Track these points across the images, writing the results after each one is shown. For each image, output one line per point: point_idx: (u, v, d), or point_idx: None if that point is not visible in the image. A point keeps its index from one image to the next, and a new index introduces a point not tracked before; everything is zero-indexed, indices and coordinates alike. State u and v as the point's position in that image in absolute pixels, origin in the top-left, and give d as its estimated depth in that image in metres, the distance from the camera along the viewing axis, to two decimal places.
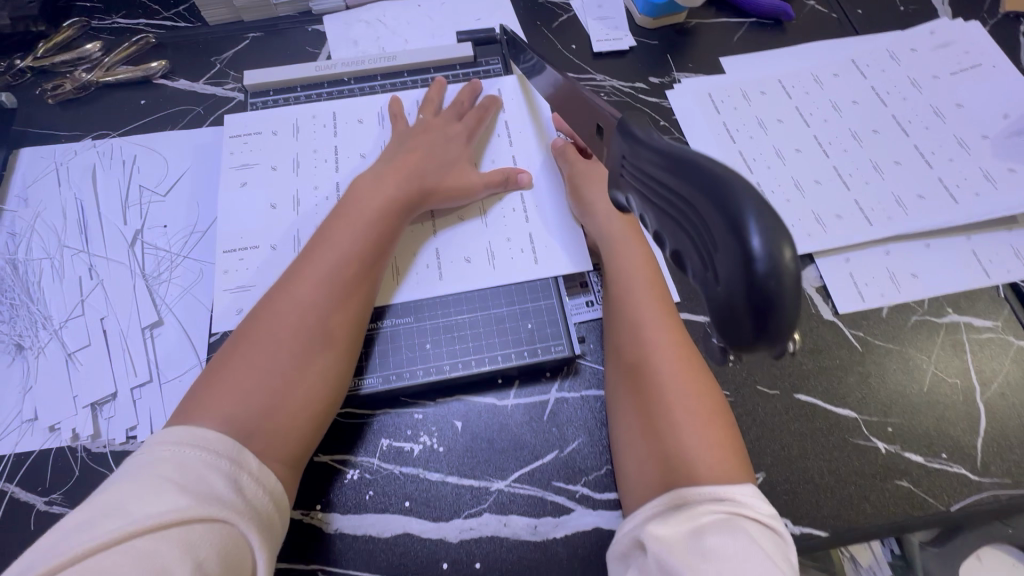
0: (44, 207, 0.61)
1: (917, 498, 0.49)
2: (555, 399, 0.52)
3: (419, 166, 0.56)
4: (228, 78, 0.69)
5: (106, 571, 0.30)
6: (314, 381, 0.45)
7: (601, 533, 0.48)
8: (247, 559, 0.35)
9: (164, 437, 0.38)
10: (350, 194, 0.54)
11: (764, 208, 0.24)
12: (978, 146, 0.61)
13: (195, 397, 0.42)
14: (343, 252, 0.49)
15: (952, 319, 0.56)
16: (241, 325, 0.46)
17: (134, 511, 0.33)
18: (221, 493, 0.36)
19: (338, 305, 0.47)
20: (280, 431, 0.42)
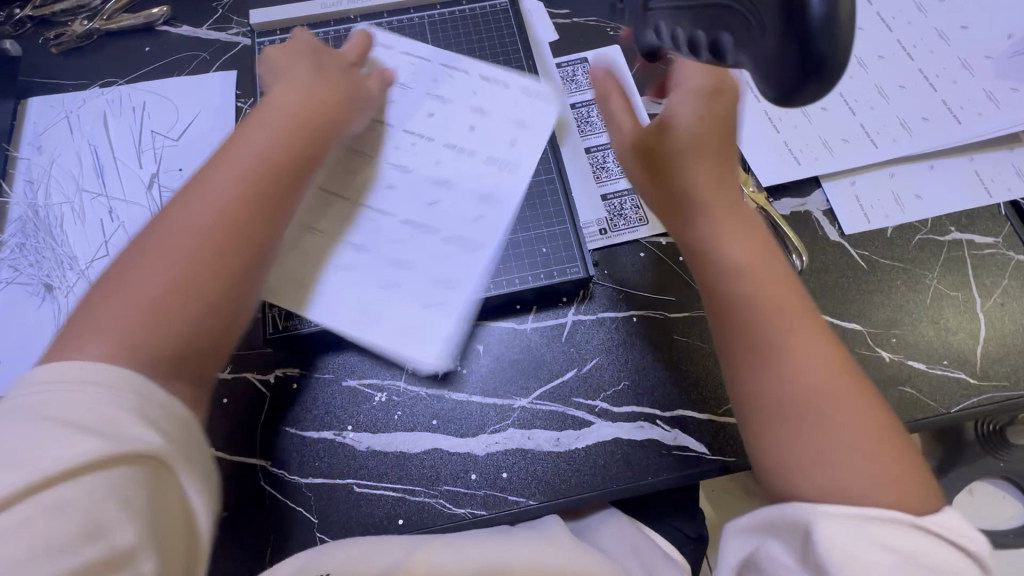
0: (59, 154, 0.61)
1: (920, 402, 0.51)
2: (572, 321, 0.54)
3: (349, 92, 0.52)
4: (232, 22, 0.68)
5: (11, 530, 0.27)
6: (218, 303, 0.38)
7: (619, 443, 0.50)
8: (176, 492, 0.32)
9: (54, 371, 0.32)
10: (264, 106, 0.48)
11: None
12: (982, 66, 0.61)
13: (83, 317, 0.36)
14: (253, 160, 0.43)
15: (954, 236, 0.57)
16: (143, 235, 0.39)
17: (27, 459, 0.28)
18: (128, 429, 0.31)
19: (257, 220, 0.41)
20: (188, 358, 0.37)
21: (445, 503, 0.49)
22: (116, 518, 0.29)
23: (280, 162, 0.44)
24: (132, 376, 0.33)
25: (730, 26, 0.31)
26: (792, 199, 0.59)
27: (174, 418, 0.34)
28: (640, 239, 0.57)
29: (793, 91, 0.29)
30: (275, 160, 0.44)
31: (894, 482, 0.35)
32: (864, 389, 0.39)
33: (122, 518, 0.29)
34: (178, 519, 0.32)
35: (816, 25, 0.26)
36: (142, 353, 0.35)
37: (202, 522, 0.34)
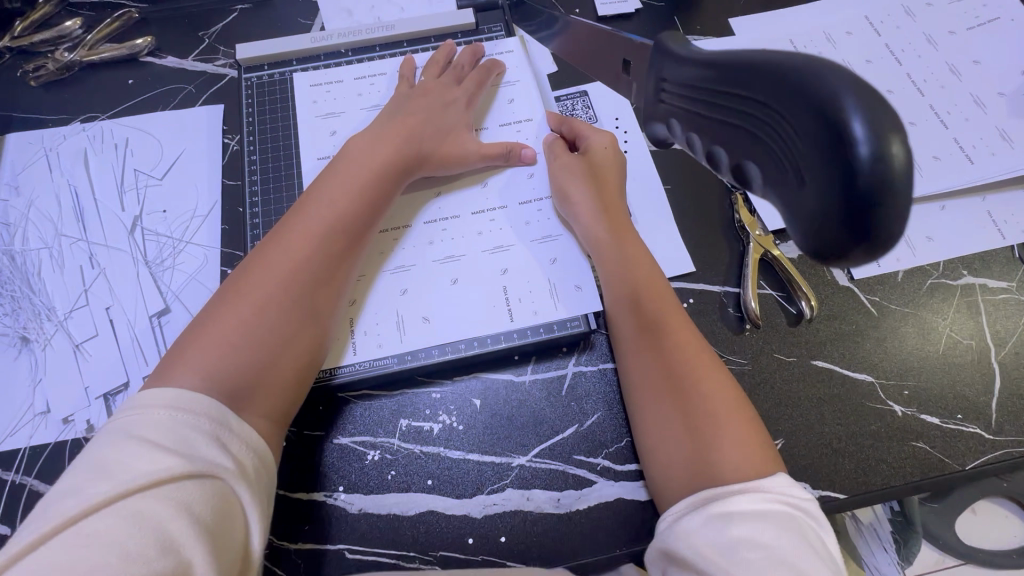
0: (37, 195, 0.58)
1: (933, 459, 0.50)
2: (573, 373, 0.52)
3: (414, 129, 0.55)
4: (219, 53, 0.66)
5: (99, 534, 0.30)
6: (299, 341, 0.45)
7: (622, 504, 0.48)
8: (236, 510, 0.35)
9: (142, 396, 0.37)
10: (342, 156, 0.53)
11: (865, 91, 0.20)
12: (994, 103, 0.59)
13: (176, 353, 0.41)
14: (331, 208, 0.49)
15: (967, 281, 0.55)
16: (234, 274, 0.46)
17: (122, 472, 0.33)
18: (207, 451, 0.35)
19: (324, 263, 0.47)
20: (263, 393, 0.42)
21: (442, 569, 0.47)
22: (180, 530, 0.32)
23: (349, 211, 0.49)
24: (212, 407, 0.38)
25: (756, 153, 0.25)
26: None
27: (235, 442, 0.38)
28: None
29: (828, 257, 0.23)
30: (346, 210, 0.49)
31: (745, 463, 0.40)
32: (749, 409, 0.44)
33: (190, 527, 0.32)
34: (230, 539, 0.34)
35: (869, 185, 0.20)
36: (223, 387, 0.40)
37: (252, 542, 0.36)
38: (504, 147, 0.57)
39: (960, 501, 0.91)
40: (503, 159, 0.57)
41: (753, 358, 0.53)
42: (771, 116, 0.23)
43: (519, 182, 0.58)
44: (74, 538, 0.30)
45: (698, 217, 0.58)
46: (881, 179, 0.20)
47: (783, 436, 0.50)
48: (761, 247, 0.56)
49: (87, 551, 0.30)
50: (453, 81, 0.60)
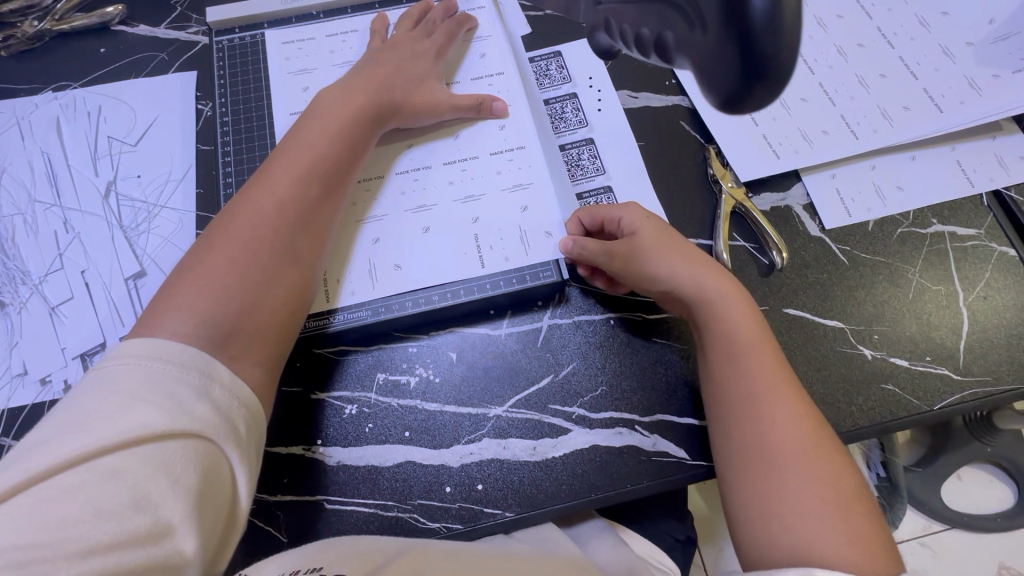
0: (10, 162, 0.58)
1: (902, 400, 0.50)
2: (548, 326, 0.53)
3: (385, 82, 0.55)
4: (190, 20, 0.65)
5: (74, 489, 0.30)
6: (290, 282, 0.45)
7: (598, 450, 0.49)
8: (223, 470, 0.35)
9: (125, 346, 0.37)
10: (314, 106, 0.52)
11: None
12: (962, 53, 0.60)
13: (162, 300, 0.41)
14: (312, 155, 0.49)
15: (936, 229, 0.56)
16: (216, 223, 0.45)
17: (100, 426, 0.32)
18: (192, 410, 0.35)
19: (310, 209, 0.47)
20: (256, 335, 0.42)
21: (419, 517, 0.47)
22: (161, 491, 0.32)
23: (331, 156, 0.49)
24: (198, 355, 0.38)
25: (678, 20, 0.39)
26: (771, 194, 0.58)
27: (222, 398, 0.37)
28: None
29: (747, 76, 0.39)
30: (324, 155, 0.49)
31: (843, 544, 0.38)
32: (842, 463, 0.42)
33: (170, 488, 0.32)
34: (216, 496, 0.35)
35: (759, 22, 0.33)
36: (214, 329, 0.40)
37: (238, 500, 0.37)
38: (475, 101, 0.58)
39: (943, 460, 0.92)
40: (475, 111, 0.58)
41: None
42: None
43: (492, 140, 0.58)
44: (52, 491, 0.30)
45: (672, 172, 0.59)
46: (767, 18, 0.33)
47: None
48: (733, 200, 0.56)
49: (61, 506, 0.30)
50: (424, 35, 0.60)
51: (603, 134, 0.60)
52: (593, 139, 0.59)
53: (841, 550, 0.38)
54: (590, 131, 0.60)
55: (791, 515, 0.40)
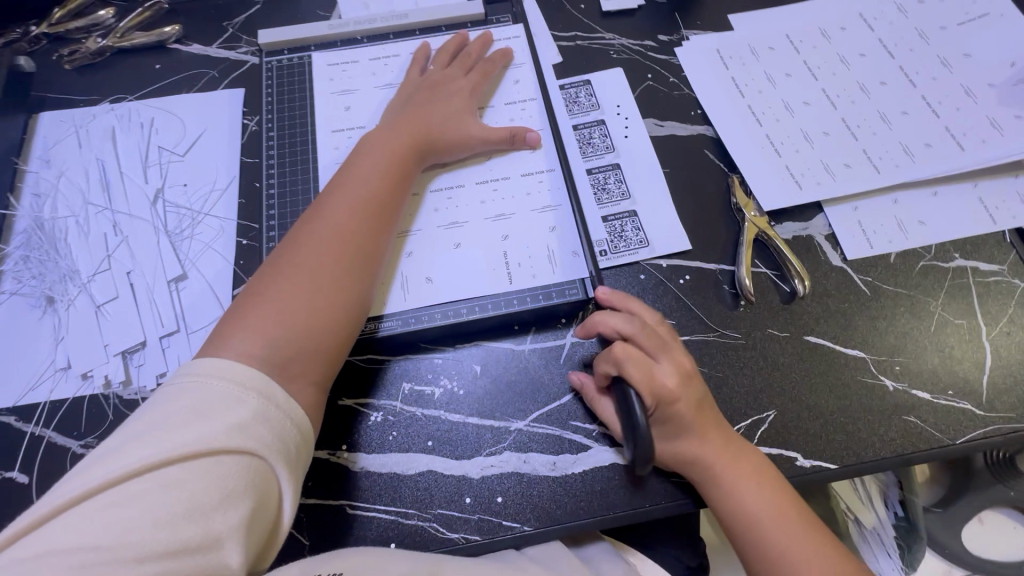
0: (67, 167, 0.62)
1: (923, 432, 0.50)
2: (571, 343, 0.54)
3: (427, 115, 0.58)
4: (241, 42, 0.69)
5: (138, 497, 0.33)
6: (343, 304, 0.47)
7: (617, 468, 0.49)
8: (272, 488, 0.37)
9: (195, 364, 0.40)
10: (366, 143, 0.56)
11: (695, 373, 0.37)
12: (984, 93, 0.62)
13: (227, 324, 0.44)
14: (364, 189, 0.52)
15: (959, 263, 0.57)
16: (277, 253, 0.49)
17: (166, 438, 0.35)
18: (247, 427, 0.37)
19: (364, 234, 0.50)
20: (314, 355, 0.45)
21: (439, 527, 0.48)
22: (214, 504, 0.34)
23: (381, 188, 0.53)
24: (258, 375, 0.40)
25: None
26: (793, 223, 0.59)
27: (275, 416, 0.39)
28: (640, 261, 0.57)
29: None
30: (377, 187, 0.52)
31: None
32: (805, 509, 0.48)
33: (222, 502, 0.34)
34: (264, 512, 0.37)
35: None
36: (277, 350, 0.43)
37: (282, 517, 0.38)
38: (507, 134, 0.59)
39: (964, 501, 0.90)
40: (509, 143, 0.60)
41: (747, 332, 0.54)
42: None
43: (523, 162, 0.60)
44: (120, 497, 0.33)
45: (695, 198, 0.60)
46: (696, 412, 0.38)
47: (775, 408, 0.51)
48: (756, 228, 0.58)
49: (125, 511, 0.32)
50: (461, 71, 0.63)
51: (630, 160, 0.62)
52: (619, 164, 0.62)
53: None
54: (616, 156, 0.62)
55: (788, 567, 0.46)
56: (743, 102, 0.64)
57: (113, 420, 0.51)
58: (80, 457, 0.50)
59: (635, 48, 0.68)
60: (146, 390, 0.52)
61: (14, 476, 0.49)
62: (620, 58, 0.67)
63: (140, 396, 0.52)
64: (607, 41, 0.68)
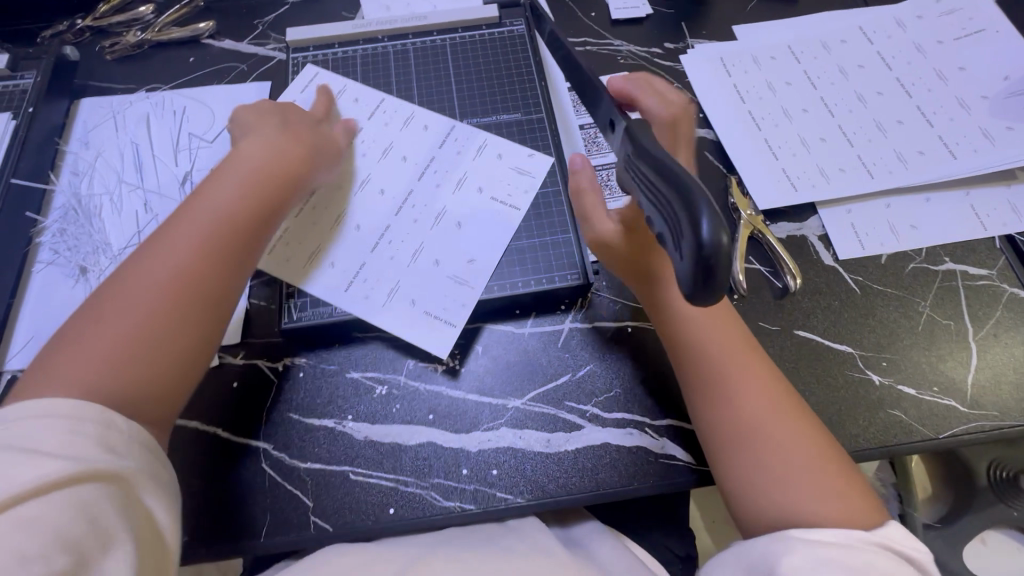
0: (104, 149, 0.66)
1: (907, 426, 0.52)
2: (569, 327, 0.57)
3: (299, 150, 0.56)
4: (270, 39, 0.74)
5: (19, 525, 0.32)
6: (197, 343, 0.45)
7: (609, 447, 0.52)
8: (142, 507, 0.38)
9: (15, 407, 0.37)
10: (224, 164, 0.53)
11: (713, 205, 0.29)
12: (978, 105, 0.64)
13: (46, 369, 0.41)
14: (211, 218, 0.49)
15: (948, 267, 0.58)
16: (104, 288, 0.45)
17: (38, 466, 0.34)
18: (98, 453, 0.37)
19: (221, 267, 0.47)
20: (152, 399, 0.42)
21: (436, 496, 0.50)
22: (91, 533, 0.34)
23: (239, 219, 0.49)
24: (80, 408, 0.38)
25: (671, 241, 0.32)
26: (788, 223, 0.61)
27: (122, 443, 0.39)
28: None
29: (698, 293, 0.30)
30: (236, 212, 0.50)
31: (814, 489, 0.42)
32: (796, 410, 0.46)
33: (96, 530, 0.35)
34: (135, 532, 0.37)
35: (714, 255, 0.28)
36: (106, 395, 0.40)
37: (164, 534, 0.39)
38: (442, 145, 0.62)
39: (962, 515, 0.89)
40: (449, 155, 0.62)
41: None
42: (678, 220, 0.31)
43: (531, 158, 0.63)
44: (1, 526, 0.32)
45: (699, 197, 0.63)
46: (713, 252, 0.28)
47: None
48: (752, 226, 0.60)
49: (6, 541, 0.32)
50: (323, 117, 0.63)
51: None
52: None
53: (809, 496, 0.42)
54: None
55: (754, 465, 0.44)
56: (744, 108, 0.67)
57: None
58: None
59: (642, 55, 0.71)
60: None
61: None
62: (627, 63, 0.71)
63: None
64: (615, 47, 0.72)
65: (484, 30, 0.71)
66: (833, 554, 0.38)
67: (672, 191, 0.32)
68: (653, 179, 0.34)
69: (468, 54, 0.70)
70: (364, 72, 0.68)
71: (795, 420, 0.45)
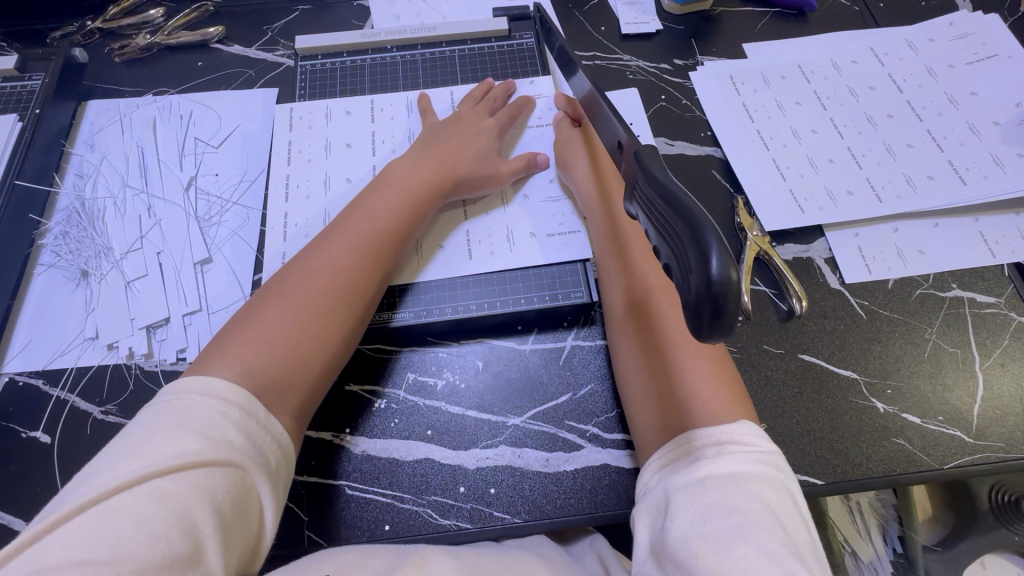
0: (109, 152, 0.66)
1: (911, 455, 0.51)
2: (572, 345, 0.56)
3: (454, 155, 0.59)
4: (279, 45, 0.74)
5: (134, 507, 0.33)
6: (339, 337, 0.48)
7: (608, 469, 0.51)
8: (257, 503, 0.38)
9: (181, 384, 0.40)
10: (384, 176, 0.57)
11: (723, 239, 0.28)
12: (989, 131, 0.63)
13: (216, 349, 0.45)
14: (374, 222, 0.53)
15: (956, 294, 0.58)
16: (273, 279, 0.50)
17: (163, 450, 0.36)
18: (231, 440, 0.38)
19: (358, 278, 0.50)
20: (288, 390, 0.44)
21: (432, 513, 0.50)
22: (204, 516, 0.35)
23: (389, 225, 0.53)
24: (241, 392, 0.41)
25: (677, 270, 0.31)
26: (794, 245, 0.61)
27: (257, 432, 0.40)
28: None
29: (702, 330, 0.29)
30: (381, 228, 0.53)
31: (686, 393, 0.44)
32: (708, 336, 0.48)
33: (211, 517, 0.35)
34: (247, 525, 0.38)
35: (722, 290, 0.28)
36: (252, 380, 0.42)
37: (267, 531, 0.39)
38: (524, 162, 0.61)
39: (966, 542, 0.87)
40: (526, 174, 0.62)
41: (742, 347, 0.56)
42: (684, 252, 0.30)
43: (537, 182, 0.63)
44: (117, 508, 0.33)
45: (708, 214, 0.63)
46: (724, 289, 0.28)
47: (765, 422, 0.53)
48: (758, 247, 0.59)
49: (122, 522, 0.33)
50: (486, 112, 0.64)
51: None
52: None
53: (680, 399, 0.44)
54: None
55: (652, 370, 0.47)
56: (752, 127, 0.66)
57: (133, 389, 0.54)
58: (100, 422, 0.53)
59: (652, 70, 0.71)
60: (167, 363, 0.55)
61: (38, 436, 0.52)
62: (636, 79, 0.70)
63: (161, 368, 0.55)
64: (625, 62, 0.72)
65: (493, 42, 0.71)
66: (717, 499, 0.35)
67: (683, 221, 0.31)
68: (660, 205, 0.33)
69: (477, 66, 0.70)
70: (372, 82, 0.68)
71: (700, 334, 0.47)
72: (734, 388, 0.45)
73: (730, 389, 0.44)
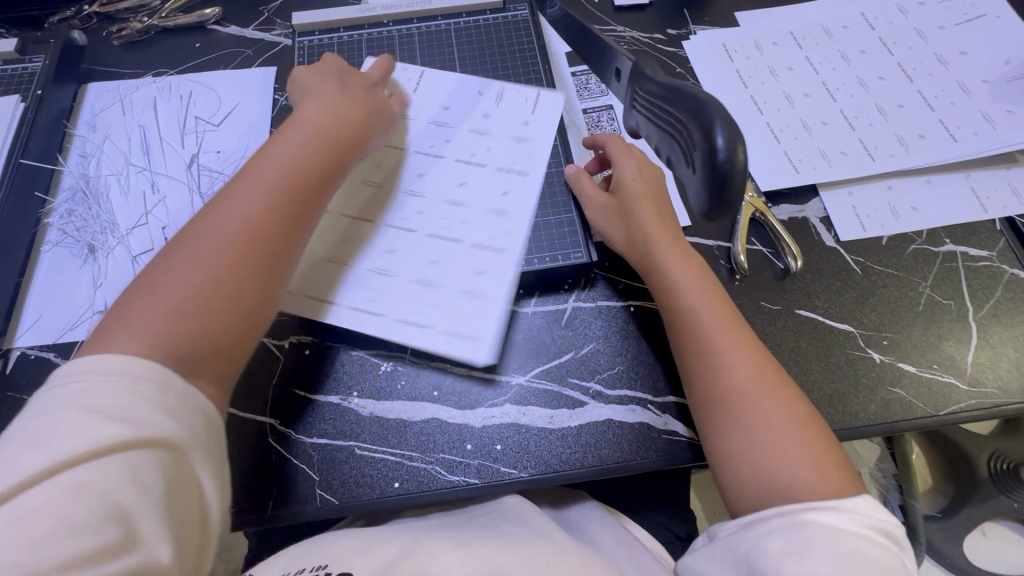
0: (112, 132, 0.67)
1: (908, 403, 0.53)
2: (573, 307, 0.57)
3: (365, 111, 0.57)
4: (275, 25, 0.74)
5: (43, 502, 0.32)
6: (259, 299, 0.45)
7: (611, 423, 0.52)
8: (191, 484, 0.37)
9: (83, 364, 0.38)
10: (295, 122, 0.54)
11: (727, 122, 0.48)
12: (979, 90, 0.64)
13: (111, 322, 0.41)
14: (279, 175, 0.49)
15: (949, 248, 0.59)
16: (173, 242, 0.46)
17: (72, 437, 0.34)
18: (152, 420, 0.36)
19: (264, 235, 0.47)
20: (212, 353, 0.42)
21: (441, 470, 0.51)
22: (130, 500, 0.34)
23: (297, 177, 0.50)
24: (155, 367, 0.38)
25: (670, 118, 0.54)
26: (790, 205, 0.62)
27: (180, 407, 0.38)
28: None
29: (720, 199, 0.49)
30: (292, 180, 0.49)
31: (813, 466, 0.42)
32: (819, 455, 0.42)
33: (137, 501, 0.34)
34: (186, 501, 0.37)
35: (732, 168, 0.48)
36: (169, 347, 0.40)
37: (211, 506, 0.38)
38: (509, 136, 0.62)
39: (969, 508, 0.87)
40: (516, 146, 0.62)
41: (742, 305, 0.57)
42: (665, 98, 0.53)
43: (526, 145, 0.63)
44: (25, 505, 0.32)
45: None
46: (731, 162, 0.48)
47: None
48: (754, 207, 0.60)
49: (37, 518, 0.32)
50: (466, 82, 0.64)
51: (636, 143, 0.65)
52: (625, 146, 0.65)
53: (800, 463, 0.42)
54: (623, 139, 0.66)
55: (743, 403, 0.45)
56: (746, 92, 0.67)
57: None
58: None
59: (646, 40, 0.72)
60: None
61: None
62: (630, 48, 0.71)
63: None
64: (618, 33, 0.72)
65: (489, 16, 0.72)
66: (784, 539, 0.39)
67: (684, 109, 0.51)
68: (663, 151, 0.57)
69: (472, 39, 0.70)
70: (369, 56, 0.69)
71: (774, 393, 0.45)
72: (834, 456, 0.43)
73: (825, 456, 0.43)
